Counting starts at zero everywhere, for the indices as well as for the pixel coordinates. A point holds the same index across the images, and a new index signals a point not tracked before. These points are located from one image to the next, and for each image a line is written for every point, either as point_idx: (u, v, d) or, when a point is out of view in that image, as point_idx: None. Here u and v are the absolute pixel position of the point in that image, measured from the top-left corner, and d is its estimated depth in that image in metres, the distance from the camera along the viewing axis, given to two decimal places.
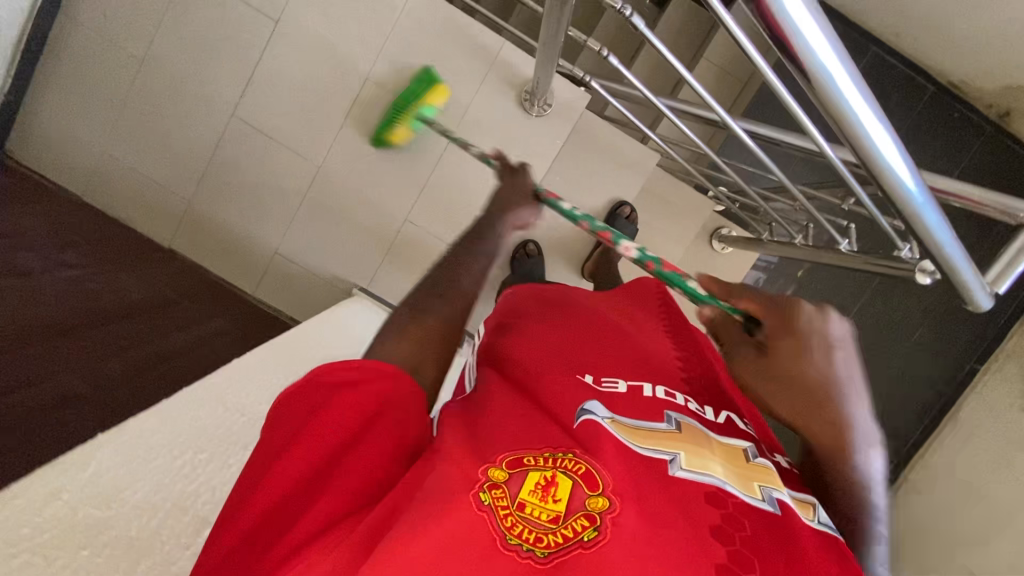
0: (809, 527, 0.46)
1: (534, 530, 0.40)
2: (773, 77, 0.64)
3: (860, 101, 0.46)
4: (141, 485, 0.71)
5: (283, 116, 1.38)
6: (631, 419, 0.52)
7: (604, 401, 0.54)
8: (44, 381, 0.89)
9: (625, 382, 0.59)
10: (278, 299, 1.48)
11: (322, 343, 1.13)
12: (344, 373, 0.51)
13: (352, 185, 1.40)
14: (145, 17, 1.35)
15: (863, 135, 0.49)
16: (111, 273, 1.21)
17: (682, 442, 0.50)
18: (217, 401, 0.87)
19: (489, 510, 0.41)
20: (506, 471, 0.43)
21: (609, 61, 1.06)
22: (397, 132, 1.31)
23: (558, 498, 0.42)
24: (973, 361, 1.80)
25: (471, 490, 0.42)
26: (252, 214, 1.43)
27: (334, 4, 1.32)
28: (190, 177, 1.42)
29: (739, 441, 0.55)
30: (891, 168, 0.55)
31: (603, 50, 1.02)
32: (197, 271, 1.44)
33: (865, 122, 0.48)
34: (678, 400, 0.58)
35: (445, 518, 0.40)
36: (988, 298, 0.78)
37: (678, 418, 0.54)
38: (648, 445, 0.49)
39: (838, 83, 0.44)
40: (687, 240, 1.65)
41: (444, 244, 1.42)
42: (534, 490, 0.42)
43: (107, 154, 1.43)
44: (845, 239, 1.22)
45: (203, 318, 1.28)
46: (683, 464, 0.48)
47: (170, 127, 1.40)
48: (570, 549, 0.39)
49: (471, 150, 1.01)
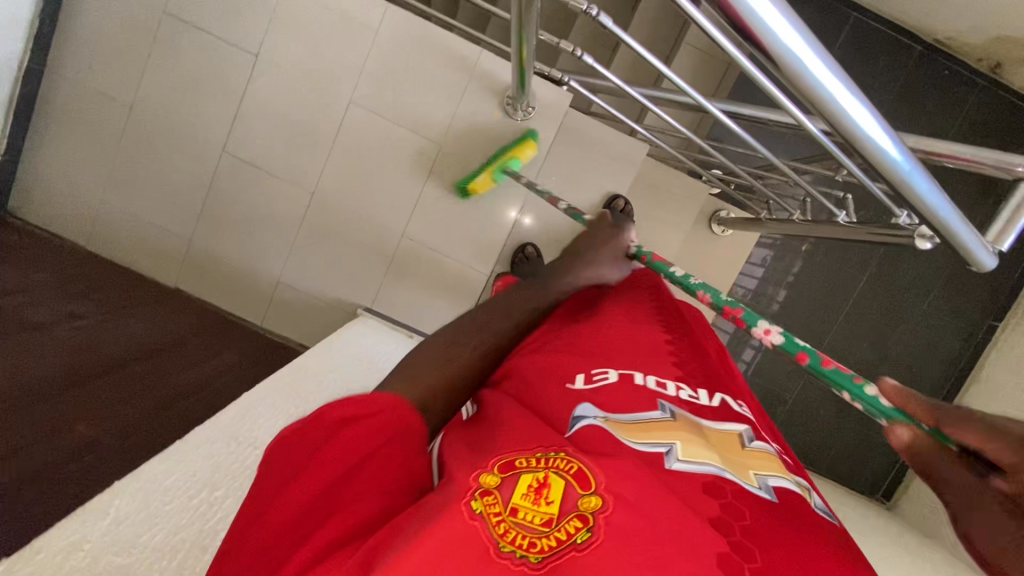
0: (807, 508, 0.50)
1: (527, 535, 0.39)
2: (743, 60, 0.63)
3: (830, 77, 0.45)
4: (159, 528, 0.72)
5: (271, 148, 1.40)
6: (625, 415, 0.53)
7: (595, 398, 0.55)
8: (64, 434, 0.93)
9: (615, 372, 0.59)
10: (286, 327, 1.50)
11: (331, 367, 1.14)
12: (351, 409, 0.52)
13: (347, 207, 1.42)
14: (129, 66, 1.38)
15: (837, 109, 0.49)
16: (119, 318, 1.24)
17: (678, 433, 0.52)
18: (229, 437, 0.88)
19: (482, 519, 0.39)
20: (497, 475, 0.42)
21: (585, 60, 1.07)
22: (478, 182, 1.36)
23: (552, 501, 0.40)
24: (991, 319, 1.78)
25: (462, 499, 0.41)
26: (252, 246, 1.45)
27: (311, 33, 1.34)
28: (187, 217, 1.45)
29: (737, 428, 0.58)
30: (871, 139, 0.54)
31: (576, 50, 1.02)
32: (203, 307, 1.46)
33: (837, 96, 0.47)
34: (669, 390, 0.59)
35: (438, 525, 0.39)
36: (991, 256, 0.77)
37: (672, 408, 0.56)
38: (643, 438, 0.50)
39: (802, 60, 0.43)
40: (686, 227, 1.65)
41: (444, 256, 1.43)
42: (527, 493, 0.40)
43: (105, 202, 1.45)
44: (843, 210, 1.21)
45: (213, 355, 1.29)
46: (680, 455, 0.49)
47: (163, 170, 1.42)
48: (562, 553, 0.38)
49: (562, 206, 1.11)
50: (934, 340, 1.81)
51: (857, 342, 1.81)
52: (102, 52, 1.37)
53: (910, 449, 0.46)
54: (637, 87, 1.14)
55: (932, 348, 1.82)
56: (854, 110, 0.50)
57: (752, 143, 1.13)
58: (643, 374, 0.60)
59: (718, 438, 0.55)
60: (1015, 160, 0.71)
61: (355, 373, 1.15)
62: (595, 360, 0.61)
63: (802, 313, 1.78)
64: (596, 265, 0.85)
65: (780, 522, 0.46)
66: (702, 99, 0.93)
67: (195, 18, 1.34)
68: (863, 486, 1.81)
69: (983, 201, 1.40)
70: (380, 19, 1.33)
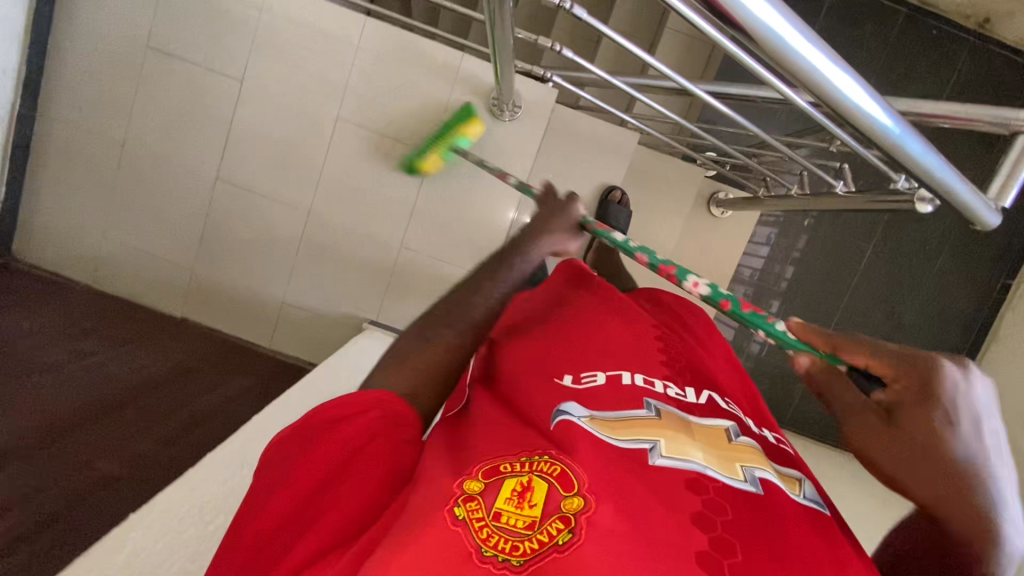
0: (793, 506, 0.49)
1: (510, 539, 0.40)
2: (722, 39, 0.62)
3: (809, 47, 0.45)
4: (177, 556, 0.73)
5: (264, 171, 1.41)
6: (608, 413, 0.55)
7: (582, 401, 0.57)
8: (80, 470, 0.94)
9: (602, 374, 0.61)
10: (293, 347, 1.51)
11: (338, 383, 1.14)
12: (341, 408, 0.54)
13: (343, 223, 1.43)
14: (118, 103, 1.39)
15: (820, 79, 0.48)
16: (129, 352, 1.25)
17: (662, 428, 0.53)
18: (241, 461, 0.89)
19: (463, 524, 0.41)
20: (482, 481, 0.44)
21: (565, 54, 1.06)
22: (430, 161, 1.35)
23: (535, 503, 0.42)
24: (1004, 277, 1.76)
25: (445, 506, 0.42)
26: (253, 270, 1.46)
27: (293, 53, 1.35)
28: (187, 246, 1.46)
29: (721, 423, 0.58)
30: (857, 106, 0.53)
31: (555, 45, 1.02)
32: (210, 334, 1.47)
33: (819, 66, 0.46)
34: (656, 388, 0.59)
35: (423, 533, 0.40)
36: (995, 214, 0.75)
37: (657, 406, 0.57)
38: (622, 435, 0.52)
39: (779, 32, 0.42)
40: (685, 212, 1.64)
41: (443, 263, 1.43)
42: (510, 497, 0.42)
43: (105, 239, 1.47)
44: (841, 180, 1.19)
45: (225, 380, 1.30)
46: (662, 451, 0.50)
47: (160, 202, 1.44)
48: (545, 554, 0.39)
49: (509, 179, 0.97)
50: (947, 304, 1.78)
51: (869, 313, 1.79)
52: (91, 91, 1.39)
53: (809, 374, 0.52)
54: (621, 76, 1.13)
55: (947, 312, 1.79)
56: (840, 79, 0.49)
57: (744, 122, 1.11)
58: (630, 372, 0.61)
59: (702, 433, 0.55)
60: (1010, 114, 0.70)
61: None
62: (582, 364, 0.63)
63: (810, 288, 1.76)
64: (553, 240, 0.78)
65: (761, 518, 0.46)
66: (687, 82, 0.92)
67: (178, 49, 1.35)
68: None
69: (983, 159, 1.38)
70: (360, 34, 1.34)
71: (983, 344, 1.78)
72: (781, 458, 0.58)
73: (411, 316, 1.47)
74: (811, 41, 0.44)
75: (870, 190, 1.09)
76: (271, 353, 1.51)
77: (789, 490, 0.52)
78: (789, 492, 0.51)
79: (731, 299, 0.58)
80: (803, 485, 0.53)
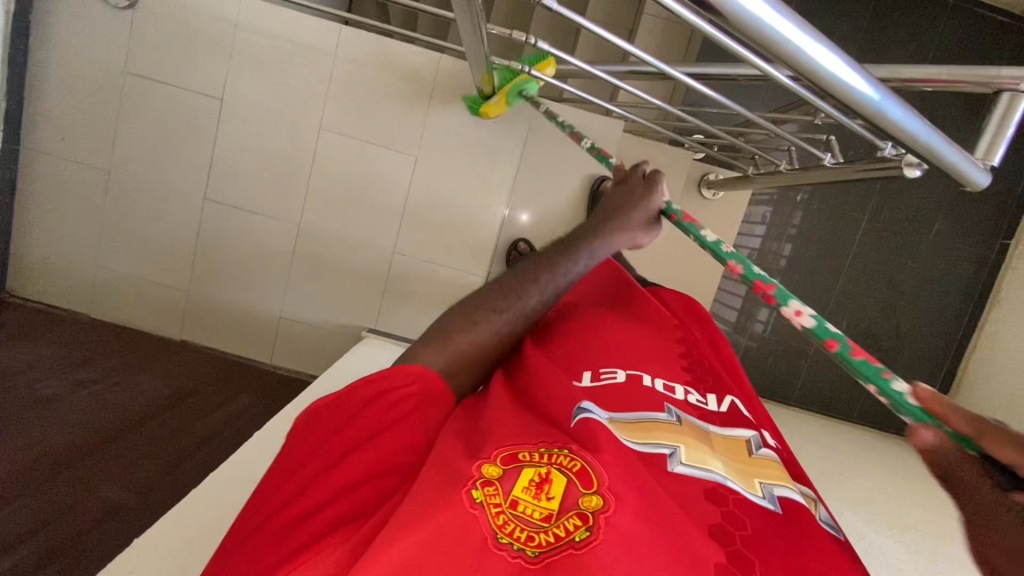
0: (818, 527, 0.47)
1: (525, 529, 0.40)
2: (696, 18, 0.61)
3: (781, 20, 0.44)
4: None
5: (251, 187, 1.40)
6: (627, 414, 0.54)
7: (604, 401, 0.55)
8: (85, 501, 0.94)
9: (623, 372, 0.60)
10: (294, 361, 1.51)
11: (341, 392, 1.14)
12: (379, 383, 0.56)
13: (334, 233, 1.42)
14: (100, 131, 1.39)
15: (795, 52, 0.47)
16: (130, 377, 1.26)
17: (684, 437, 0.53)
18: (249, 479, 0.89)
19: (481, 508, 0.40)
20: (500, 467, 0.44)
21: (541, 47, 1.05)
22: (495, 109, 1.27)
23: (552, 496, 0.42)
24: (1002, 239, 1.76)
25: (464, 487, 0.42)
26: (248, 286, 1.46)
27: (271, 68, 1.34)
28: (181, 268, 1.46)
29: (744, 432, 0.57)
30: (835, 76, 0.52)
31: (530, 38, 1.00)
32: (210, 354, 1.47)
33: (792, 38, 0.46)
34: (677, 394, 0.59)
35: (437, 516, 0.40)
36: (984, 173, 0.75)
37: (678, 413, 0.56)
38: (641, 438, 0.51)
39: (745, 6, 0.41)
40: (676, 197, 1.63)
41: (438, 266, 1.43)
42: (528, 487, 0.42)
43: (98, 267, 1.47)
44: (829, 152, 1.18)
45: (229, 398, 1.31)
46: (683, 458, 0.50)
47: (149, 226, 1.44)
48: (561, 549, 0.38)
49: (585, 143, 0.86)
50: (947, 269, 1.78)
51: (868, 285, 1.78)
52: (72, 121, 1.39)
53: (931, 455, 0.31)
54: (601, 67, 1.12)
55: (947, 277, 1.79)
56: (818, 51, 0.48)
57: (729, 104, 1.10)
58: (650, 376, 0.60)
59: (721, 444, 0.55)
60: (992, 71, 0.68)
61: None
62: (603, 364, 0.62)
63: (808, 264, 1.75)
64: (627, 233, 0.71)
65: (781, 530, 0.45)
66: (667, 65, 0.91)
67: (156, 72, 1.35)
68: (896, 428, 1.79)
69: (970, 122, 1.37)
70: (337, 43, 1.33)
71: (986, 307, 1.77)
72: (798, 473, 0.57)
73: (410, 321, 1.47)
74: (784, 11, 0.44)
75: (860, 161, 1.08)
76: (272, 368, 1.51)
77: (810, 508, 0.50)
78: (812, 511, 0.49)
79: (842, 337, 0.39)
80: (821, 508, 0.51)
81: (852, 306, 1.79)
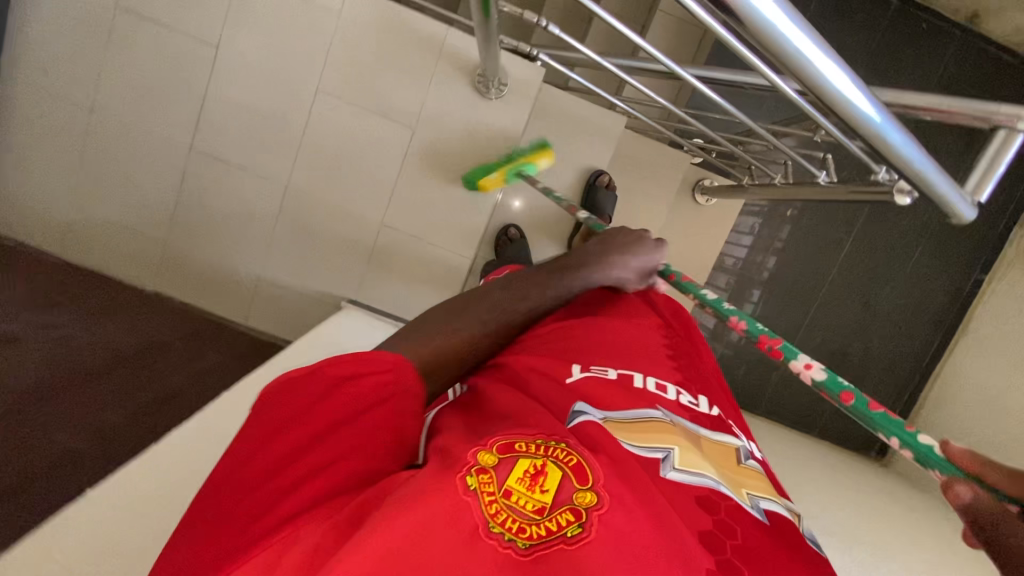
0: (803, 540, 0.47)
1: (518, 520, 0.39)
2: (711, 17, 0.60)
3: (798, 33, 0.43)
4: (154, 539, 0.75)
5: (240, 141, 1.36)
6: (620, 413, 0.52)
7: (599, 399, 0.54)
8: (38, 450, 0.94)
9: (614, 370, 0.59)
10: (270, 324, 1.48)
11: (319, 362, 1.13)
12: (346, 366, 0.54)
13: (323, 199, 1.40)
14: (86, 65, 1.33)
15: (806, 64, 0.46)
16: (98, 324, 1.23)
17: (680, 437, 0.51)
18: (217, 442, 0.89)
19: (475, 495, 0.40)
20: (495, 455, 0.43)
21: (552, 31, 1.02)
22: (489, 182, 1.32)
23: (546, 489, 0.41)
24: (978, 273, 1.80)
25: (458, 474, 0.42)
26: (228, 244, 1.42)
27: (272, 20, 1.30)
28: (160, 216, 1.41)
29: (735, 441, 0.58)
30: (841, 94, 0.52)
31: (543, 21, 0.97)
32: (183, 309, 1.44)
33: (805, 51, 0.45)
34: (669, 394, 0.58)
35: (431, 502, 0.39)
36: (971, 208, 0.76)
37: (671, 414, 0.54)
38: (637, 438, 0.49)
39: (764, 13, 0.40)
40: (670, 199, 1.64)
41: (426, 243, 1.42)
42: (522, 478, 0.41)
43: (73, 207, 1.42)
44: (824, 170, 1.19)
45: (200, 353, 1.29)
46: (677, 464, 0.48)
47: (130, 170, 1.39)
48: (552, 544, 0.38)
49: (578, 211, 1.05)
50: (922, 297, 1.82)
51: (846, 304, 1.81)
52: (56, 52, 1.33)
53: (971, 516, 0.37)
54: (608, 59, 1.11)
55: (921, 305, 1.83)
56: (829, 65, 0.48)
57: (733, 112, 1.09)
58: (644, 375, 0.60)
59: (712, 447, 0.54)
60: (991, 108, 0.69)
61: None
62: (598, 360, 0.61)
63: (790, 279, 1.78)
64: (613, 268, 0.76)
65: (772, 541, 0.44)
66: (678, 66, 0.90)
67: (150, 11, 1.29)
68: (855, 444, 1.83)
69: (961, 157, 1.40)
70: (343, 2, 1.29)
71: (954, 338, 1.82)
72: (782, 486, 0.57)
73: (392, 295, 1.45)
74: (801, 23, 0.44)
75: (851, 182, 1.08)
76: (246, 330, 1.48)
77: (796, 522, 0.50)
78: (796, 525, 0.50)
79: (854, 394, 0.49)
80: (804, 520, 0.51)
81: (827, 324, 1.83)
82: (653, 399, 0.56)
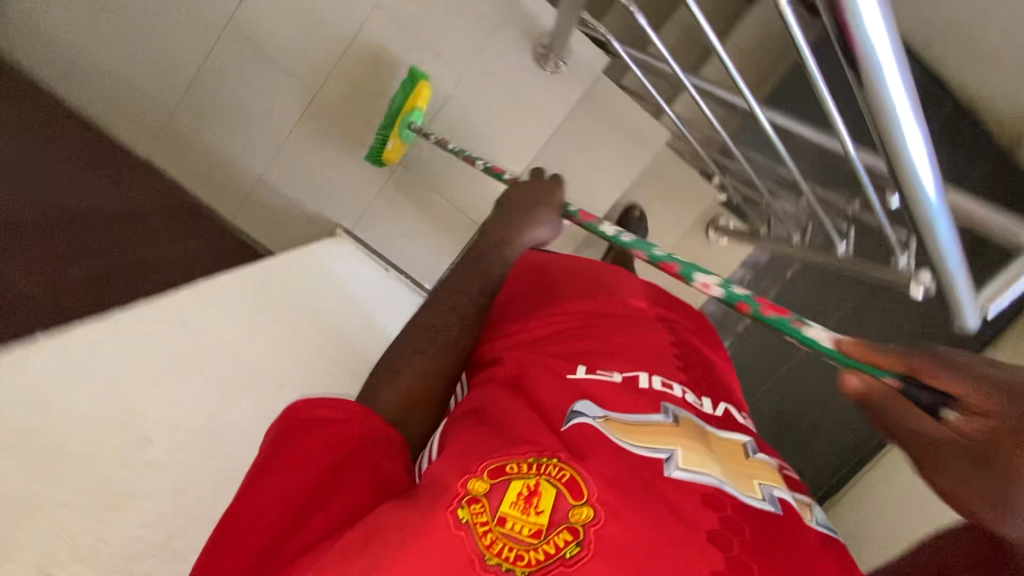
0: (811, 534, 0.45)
1: (514, 547, 0.38)
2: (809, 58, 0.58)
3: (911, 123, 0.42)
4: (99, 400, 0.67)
5: (276, 29, 1.27)
6: (625, 415, 0.49)
7: (595, 396, 0.51)
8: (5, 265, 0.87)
9: (620, 373, 0.55)
10: (256, 228, 1.43)
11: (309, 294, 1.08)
12: (305, 419, 0.50)
13: (349, 118, 1.33)
14: None
15: (904, 157, 0.45)
16: (92, 182, 1.18)
17: (683, 440, 0.48)
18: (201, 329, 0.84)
19: (467, 529, 0.38)
20: (486, 481, 0.40)
21: (635, 19, 0.97)
22: (389, 149, 1.28)
23: (541, 510, 0.39)
24: None
25: (447, 506, 0.39)
26: (236, 134, 1.35)
27: None
28: (172, 82, 1.33)
29: (743, 437, 0.54)
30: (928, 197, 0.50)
31: (631, 7, 0.92)
32: (175, 190, 1.38)
33: (910, 142, 0.43)
34: (675, 393, 0.55)
35: (424, 540, 0.38)
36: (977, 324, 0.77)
37: (675, 411, 0.51)
38: (633, 440, 0.46)
39: (889, 91, 0.39)
40: (687, 225, 1.63)
41: (439, 192, 1.37)
42: (515, 502, 0.39)
43: (79, 46, 1.31)
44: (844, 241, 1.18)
45: (180, 237, 1.28)
46: (680, 464, 0.45)
47: (153, 25, 1.29)
48: (552, 567, 0.37)
49: (479, 164, 1.07)
50: None
51: None
52: None
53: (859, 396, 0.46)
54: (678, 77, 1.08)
55: None
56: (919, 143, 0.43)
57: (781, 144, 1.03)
58: (648, 374, 0.56)
59: (723, 447, 0.50)
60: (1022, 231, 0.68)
61: (330, 296, 1.11)
62: (601, 357, 0.57)
63: None
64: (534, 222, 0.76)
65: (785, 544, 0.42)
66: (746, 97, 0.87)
67: None
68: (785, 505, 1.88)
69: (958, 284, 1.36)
70: None
71: None
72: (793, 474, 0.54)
73: (388, 236, 1.40)
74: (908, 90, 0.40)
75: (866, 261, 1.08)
76: (233, 228, 1.42)
77: (803, 512, 0.47)
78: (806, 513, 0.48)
79: (748, 301, 0.57)
80: (817, 511, 0.49)
81: None
82: (655, 398, 0.52)
